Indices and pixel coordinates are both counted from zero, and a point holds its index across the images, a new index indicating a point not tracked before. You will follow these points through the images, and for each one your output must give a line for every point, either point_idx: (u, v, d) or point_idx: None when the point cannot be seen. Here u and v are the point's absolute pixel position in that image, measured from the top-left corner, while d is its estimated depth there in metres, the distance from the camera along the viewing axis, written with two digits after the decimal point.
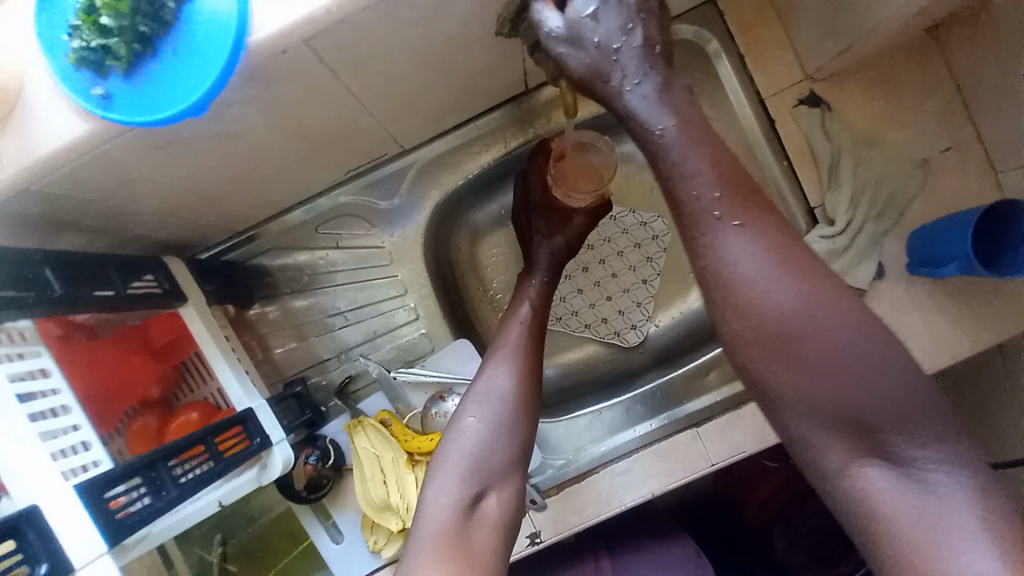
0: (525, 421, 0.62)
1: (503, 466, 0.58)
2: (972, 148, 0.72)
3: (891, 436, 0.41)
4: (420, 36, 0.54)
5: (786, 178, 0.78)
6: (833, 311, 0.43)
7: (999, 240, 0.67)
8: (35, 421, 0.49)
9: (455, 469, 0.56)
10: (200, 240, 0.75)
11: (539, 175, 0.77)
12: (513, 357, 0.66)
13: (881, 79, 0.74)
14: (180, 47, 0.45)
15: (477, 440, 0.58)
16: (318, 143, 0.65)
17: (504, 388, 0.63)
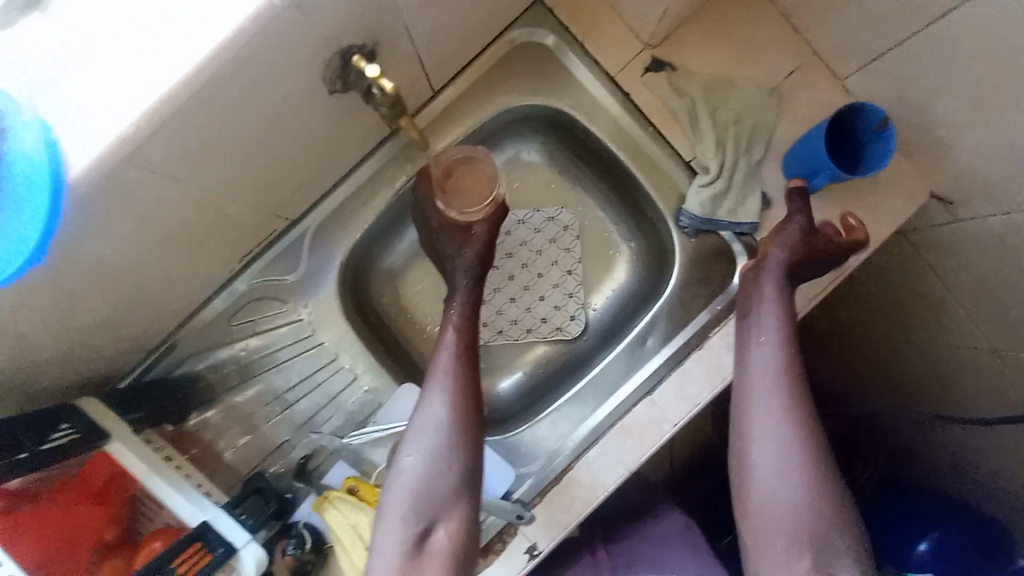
0: (462, 449, 0.67)
1: (444, 497, 0.65)
2: (806, 66, 0.78)
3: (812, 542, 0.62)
4: (249, 116, 0.55)
5: (657, 140, 0.81)
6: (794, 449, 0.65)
7: (844, 147, 0.75)
8: None
9: (399, 507, 0.65)
10: (112, 370, 0.74)
11: (428, 200, 0.81)
12: (445, 388, 0.70)
13: (710, 26, 0.79)
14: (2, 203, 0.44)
15: (415, 476, 0.66)
16: (192, 241, 0.64)
17: (437, 421, 0.68)
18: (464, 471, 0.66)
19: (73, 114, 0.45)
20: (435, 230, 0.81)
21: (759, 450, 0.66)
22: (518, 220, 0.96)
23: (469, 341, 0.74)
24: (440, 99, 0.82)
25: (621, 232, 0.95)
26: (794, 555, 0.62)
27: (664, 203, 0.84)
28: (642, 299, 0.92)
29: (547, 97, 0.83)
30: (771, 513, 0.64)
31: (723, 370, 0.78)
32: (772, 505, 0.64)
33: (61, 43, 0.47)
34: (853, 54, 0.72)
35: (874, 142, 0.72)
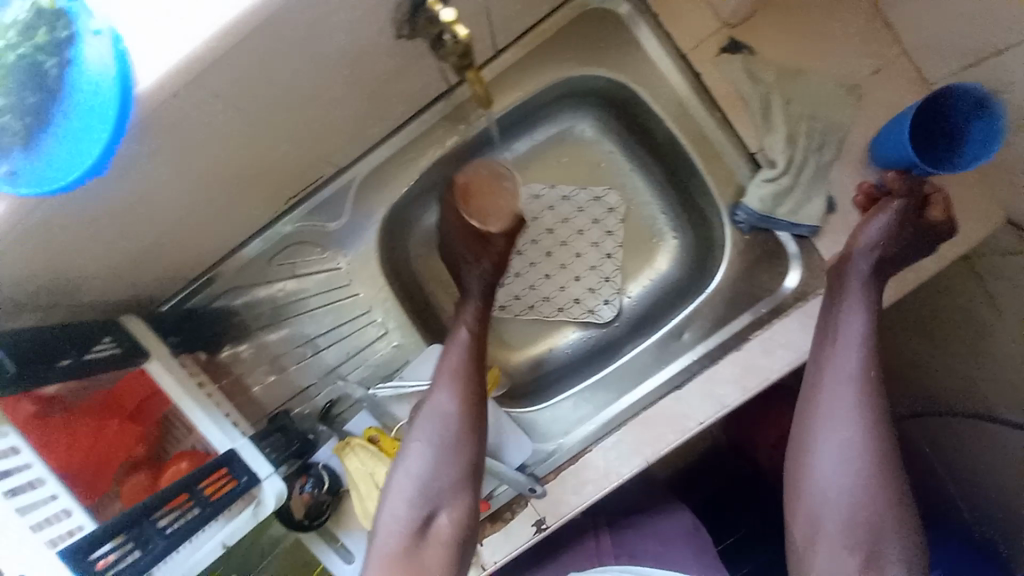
0: (466, 441, 0.69)
1: (447, 486, 0.67)
2: (895, 64, 0.73)
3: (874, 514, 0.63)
4: (315, 53, 0.53)
5: (722, 127, 0.78)
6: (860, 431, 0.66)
7: (929, 134, 0.71)
8: (12, 496, 0.50)
9: (402, 491, 0.67)
10: (153, 295, 0.75)
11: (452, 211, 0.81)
12: (453, 381, 0.72)
13: (796, 9, 0.73)
14: (69, 113, 0.44)
15: (420, 464, 0.68)
16: (245, 177, 0.64)
17: (443, 412, 0.70)
18: (466, 463, 0.68)
19: (145, 24, 0.44)
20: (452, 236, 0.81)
21: (827, 430, 0.67)
22: (535, 195, 0.92)
23: (478, 343, 0.76)
24: (501, 60, 0.79)
25: (668, 221, 0.92)
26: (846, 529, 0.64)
27: (721, 195, 0.80)
28: (681, 292, 0.89)
29: (612, 70, 0.80)
30: (825, 496, 0.66)
31: (760, 374, 0.75)
32: (830, 482, 0.66)
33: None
34: (951, 57, 0.67)
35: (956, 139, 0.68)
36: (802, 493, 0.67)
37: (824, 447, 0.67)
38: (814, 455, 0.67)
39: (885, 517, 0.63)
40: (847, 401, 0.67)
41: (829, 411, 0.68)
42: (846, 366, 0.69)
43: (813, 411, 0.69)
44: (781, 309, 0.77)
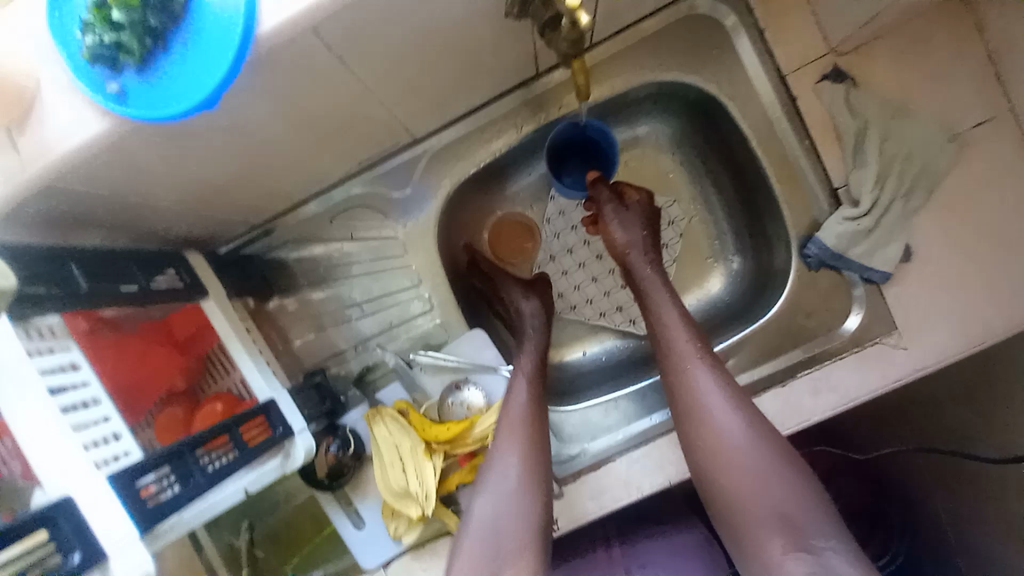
0: (531, 501, 0.62)
1: (513, 550, 0.58)
2: (1006, 118, 0.69)
3: (788, 484, 0.58)
4: (426, 17, 0.52)
5: (808, 156, 0.75)
6: (743, 405, 0.63)
7: (585, 151, 0.84)
8: (67, 413, 0.50)
9: (468, 550, 0.59)
10: (216, 235, 0.76)
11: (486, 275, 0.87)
12: (516, 438, 0.65)
13: (910, 45, 0.71)
14: (189, 45, 0.45)
15: (487, 518, 0.61)
16: (328, 133, 0.65)
17: (509, 464, 0.64)
18: (534, 526, 0.60)
19: None
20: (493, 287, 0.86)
21: (704, 396, 0.65)
22: (559, 211, 0.92)
23: (540, 392, 0.70)
24: (594, 52, 0.77)
25: (733, 243, 0.90)
26: (770, 520, 0.57)
27: (793, 225, 0.77)
28: (730, 316, 0.88)
29: (705, 77, 0.78)
30: (727, 470, 0.61)
31: (800, 413, 0.74)
32: (726, 452, 0.61)
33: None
34: None
35: (590, 151, 0.84)
36: (709, 476, 0.62)
37: (709, 405, 0.64)
38: (703, 423, 0.63)
39: (788, 482, 0.58)
40: (708, 378, 0.66)
41: (700, 380, 0.66)
42: (688, 342, 0.69)
43: (680, 384, 0.67)
44: (833, 351, 0.75)
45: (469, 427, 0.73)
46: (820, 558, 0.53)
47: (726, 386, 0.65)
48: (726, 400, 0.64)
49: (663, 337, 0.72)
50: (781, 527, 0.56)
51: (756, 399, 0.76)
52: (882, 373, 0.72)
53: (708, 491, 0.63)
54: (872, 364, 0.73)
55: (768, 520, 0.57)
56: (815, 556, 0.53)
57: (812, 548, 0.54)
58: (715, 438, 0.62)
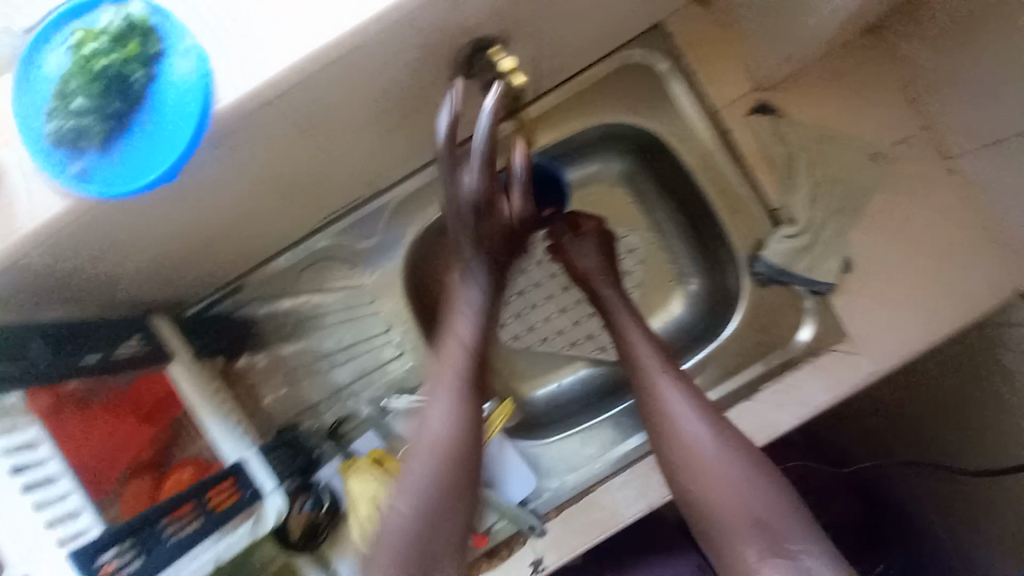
0: (461, 454, 0.62)
1: (441, 502, 0.60)
2: (919, 137, 0.76)
3: (766, 497, 0.60)
4: (379, 86, 0.56)
5: (746, 183, 0.80)
6: (717, 422, 0.64)
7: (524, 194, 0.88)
8: (27, 491, 0.52)
9: (395, 512, 0.60)
10: (184, 298, 0.76)
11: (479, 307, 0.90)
12: (449, 388, 0.64)
13: (830, 78, 0.77)
14: (148, 125, 0.47)
15: (415, 485, 0.60)
16: (293, 193, 0.67)
17: (441, 431, 0.62)
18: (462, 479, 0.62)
19: (230, 46, 0.46)
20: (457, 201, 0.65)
21: (673, 405, 0.66)
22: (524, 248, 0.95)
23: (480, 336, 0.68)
24: (539, 103, 0.83)
25: (690, 267, 0.94)
26: (749, 534, 0.58)
27: (738, 245, 0.82)
28: (695, 336, 0.91)
29: (645, 119, 0.84)
30: (703, 480, 0.61)
31: (771, 426, 0.76)
32: (700, 463, 0.62)
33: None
34: (974, 135, 0.71)
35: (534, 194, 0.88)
36: (687, 487, 0.62)
37: (677, 412, 0.65)
38: (673, 429, 0.65)
39: (762, 491, 0.60)
40: (675, 389, 0.67)
41: (665, 388, 0.68)
42: (648, 351, 0.72)
43: (646, 387, 0.69)
44: (792, 362, 0.79)
45: None
46: (796, 563, 0.56)
47: (692, 396, 0.66)
48: (698, 414, 0.65)
49: (620, 340, 0.76)
50: (758, 534, 0.58)
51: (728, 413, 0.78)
52: (842, 379, 0.75)
53: (691, 510, 0.62)
54: (832, 371, 0.76)
55: (745, 527, 0.59)
56: (792, 562, 0.56)
57: (789, 554, 0.56)
58: (687, 449, 0.63)
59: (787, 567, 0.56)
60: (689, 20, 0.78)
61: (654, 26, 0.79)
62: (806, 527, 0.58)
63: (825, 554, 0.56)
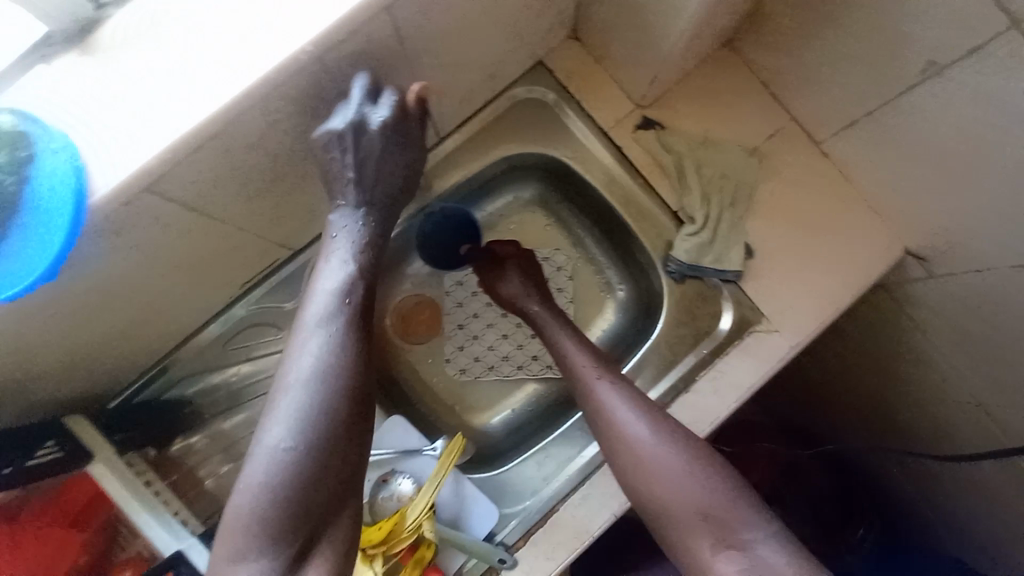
0: (350, 384, 0.57)
1: (325, 431, 0.55)
2: (787, 128, 0.85)
3: (719, 492, 0.61)
4: (266, 155, 0.58)
5: (646, 191, 0.86)
6: (662, 425, 0.65)
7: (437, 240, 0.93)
8: None
9: (270, 448, 0.54)
10: (104, 391, 0.74)
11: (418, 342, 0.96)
12: (331, 317, 0.59)
13: (699, 88, 0.85)
14: (24, 227, 0.46)
15: (295, 418, 0.55)
16: (202, 267, 0.67)
17: (325, 361, 0.57)
18: (352, 408, 0.57)
19: (103, 142, 0.48)
20: (348, 173, 0.60)
21: (618, 414, 0.68)
22: (458, 282, 0.98)
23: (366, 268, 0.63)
24: (444, 144, 0.86)
25: (616, 275, 0.98)
26: (705, 535, 0.59)
27: (652, 249, 0.87)
28: (630, 339, 0.94)
29: (545, 146, 0.88)
30: (657, 483, 0.62)
31: (712, 412, 0.80)
32: (652, 468, 0.63)
33: (100, 74, 0.50)
34: (831, 121, 0.79)
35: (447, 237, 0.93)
36: (645, 494, 0.63)
37: (622, 419, 0.67)
38: (622, 438, 0.66)
39: (715, 485, 0.61)
40: (618, 398, 0.69)
41: (608, 399, 0.69)
42: (591, 368, 0.74)
43: (592, 402, 0.70)
44: (720, 349, 0.82)
45: (400, 518, 0.71)
46: (750, 553, 0.57)
47: (634, 403, 0.68)
48: (637, 415, 0.66)
49: (563, 363, 0.77)
50: (709, 528, 0.59)
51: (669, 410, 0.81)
52: (770, 355, 0.80)
53: (655, 519, 0.62)
54: (756, 353, 0.81)
55: (696, 523, 0.60)
56: (744, 552, 0.57)
57: (742, 544, 0.57)
58: (630, 450, 0.65)
59: (740, 557, 0.57)
60: (566, 54, 0.85)
61: (537, 61, 0.85)
62: (753, 510, 0.60)
63: (774, 536, 0.58)
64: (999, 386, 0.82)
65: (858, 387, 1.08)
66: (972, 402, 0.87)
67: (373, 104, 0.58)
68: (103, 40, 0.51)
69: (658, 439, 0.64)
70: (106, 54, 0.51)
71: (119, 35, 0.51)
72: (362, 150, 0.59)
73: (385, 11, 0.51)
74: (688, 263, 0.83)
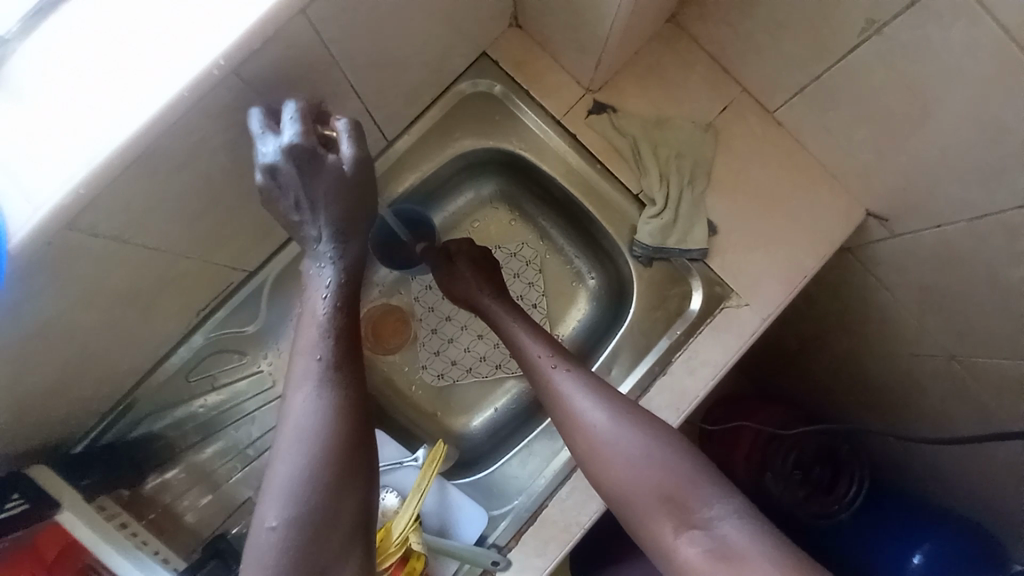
0: (337, 442, 0.56)
1: (318, 496, 0.53)
2: (740, 99, 0.84)
3: (676, 470, 0.60)
4: (198, 174, 0.57)
5: (605, 176, 0.85)
6: (616, 407, 0.65)
7: (402, 251, 0.92)
8: None
9: (269, 523, 0.53)
10: (66, 434, 0.72)
11: (389, 350, 0.95)
12: (313, 377, 0.58)
13: (647, 67, 0.84)
14: None
15: (284, 491, 0.53)
16: (150, 297, 0.65)
17: (305, 427, 0.56)
18: (343, 469, 0.55)
19: (19, 182, 0.46)
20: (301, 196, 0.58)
21: (578, 402, 0.67)
22: (426, 286, 0.97)
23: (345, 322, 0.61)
24: (394, 147, 0.85)
25: (585, 265, 0.97)
26: (660, 515, 0.59)
27: (617, 235, 0.86)
28: (604, 328, 0.93)
29: (498, 140, 0.87)
30: (623, 472, 0.61)
31: (690, 393, 0.80)
32: (618, 460, 0.62)
33: (9, 110, 0.48)
34: (781, 89, 0.79)
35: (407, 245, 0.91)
36: (606, 483, 0.63)
37: (581, 407, 0.66)
38: (581, 429, 0.65)
39: (676, 467, 0.60)
40: (574, 384, 0.68)
41: (564, 386, 0.69)
42: (545, 354, 0.73)
43: (551, 392, 0.70)
44: (694, 328, 0.82)
45: (386, 533, 0.69)
46: (711, 532, 0.56)
47: (596, 392, 0.67)
48: (593, 401, 0.66)
49: (516, 350, 0.76)
50: (669, 510, 0.58)
51: (646, 398, 0.81)
52: (742, 331, 0.80)
53: (616, 503, 0.62)
54: (728, 329, 0.81)
55: (655, 507, 0.59)
56: (705, 531, 0.56)
57: (703, 523, 0.57)
58: (588, 439, 0.64)
59: (704, 538, 0.56)
60: (508, 44, 0.84)
61: (481, 53, 0.84)
62: (722, 489, 0.59)
63: (735, 513, 0.57)
64: (963, 332, 0.83)
65: (834, 350, 1.09)
66: (944, 352, 0.88)
67: (276, 133, 0.55)
68: (8, 75, 0.49)
69: (618, 428, 0.63)
70: (14, 91, 0.49)
71: (27, 68, 0.49)
72: (292, 182, 0.58)
73: (300, 13, 0.50)
74: (654, 246, 0.82)
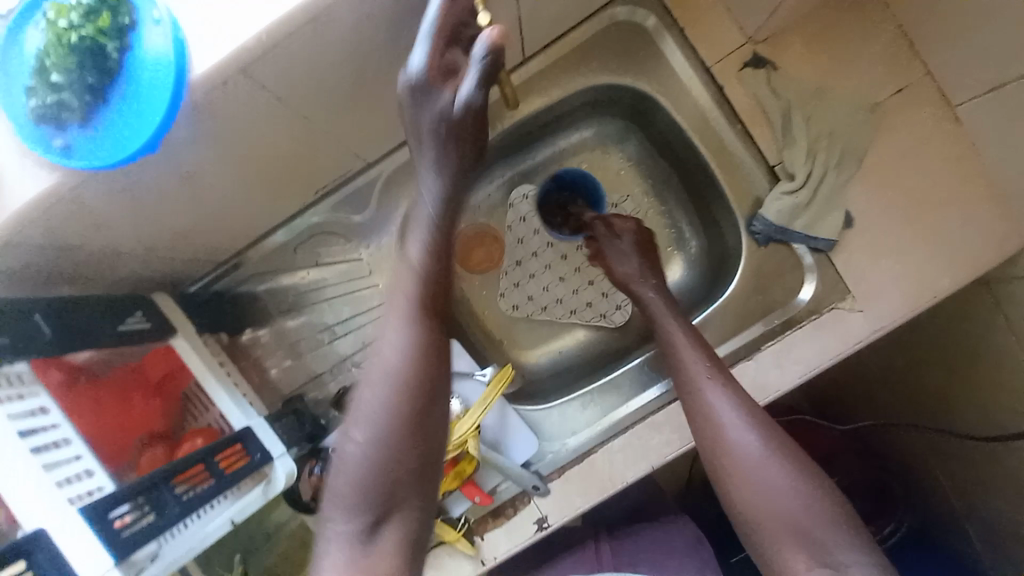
0: (419, 380, 0.56)
1: (398, 426, 0.55)
2: (922, 84, 0.74)
3: (822, 512, 0.58)
4: (354, 52, 0.57)
5: (743, 140, 0.79)
6: (770, 435, 0.63)
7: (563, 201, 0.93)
8: (25, 437, 0.52)
9: (352, 443, 0.55)
10: (187, 274, 0.79)
11: (471, 270, 0.96)
12: (401, 313, 0.57)
13: (821, 28, 0.75)
14: (117, 107, 0.48)
15: (368, 416, 0.55)
16: (279, 167, 0.68)
17: (392, 362, 0.56)
18: (423, 405, 0.56)
19: (202, 19, 0.47)
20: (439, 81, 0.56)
21: (728, 423, 0.64)
22: (520, 218, 0.96)
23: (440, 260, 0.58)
24: (524, 69, 0.81)
25: (688, 230, 0.94)
26: (796, 553, 0.57)
27: (737, 205, 0.81)
28: (691, 299, 0.91)
29: (637, 80, 0.81)
30: (763, 502, 0.60)
31: (766, 389, 0.76)
32: (762, 492, 0.60)
33: None
34: (975, 83, 0.68)
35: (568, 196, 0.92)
36: (740, 506, 0.61)
37: (730, 427, 0.64)
38: (724, 447, 0.63)
39: (825, 515, 0.58)
40: (728, 404, 0.66)
41: (715, 402, 0.66)
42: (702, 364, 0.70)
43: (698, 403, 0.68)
44: (793, 321, 0.77)
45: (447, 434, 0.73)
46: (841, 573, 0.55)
47: (749, 420, 0.64)
48: (748, 428, 0.63)
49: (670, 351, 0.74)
50: (805, 546, 0.57)
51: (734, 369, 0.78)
52: (845, 335, 0.75)
53: (747, 526, 0.61)
54: (832, 332, 0.75)
55: (788, 542, 0.58)
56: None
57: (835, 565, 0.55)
58: (733, 462, 0.62)
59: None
60: None
61: None
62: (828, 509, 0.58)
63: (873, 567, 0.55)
64: None
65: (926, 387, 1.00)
66: None
67: None
68: None
69: (771, 461, 0.61)
70: None
71: None
72: None
73: None
74: (777, 225, 0.77)
